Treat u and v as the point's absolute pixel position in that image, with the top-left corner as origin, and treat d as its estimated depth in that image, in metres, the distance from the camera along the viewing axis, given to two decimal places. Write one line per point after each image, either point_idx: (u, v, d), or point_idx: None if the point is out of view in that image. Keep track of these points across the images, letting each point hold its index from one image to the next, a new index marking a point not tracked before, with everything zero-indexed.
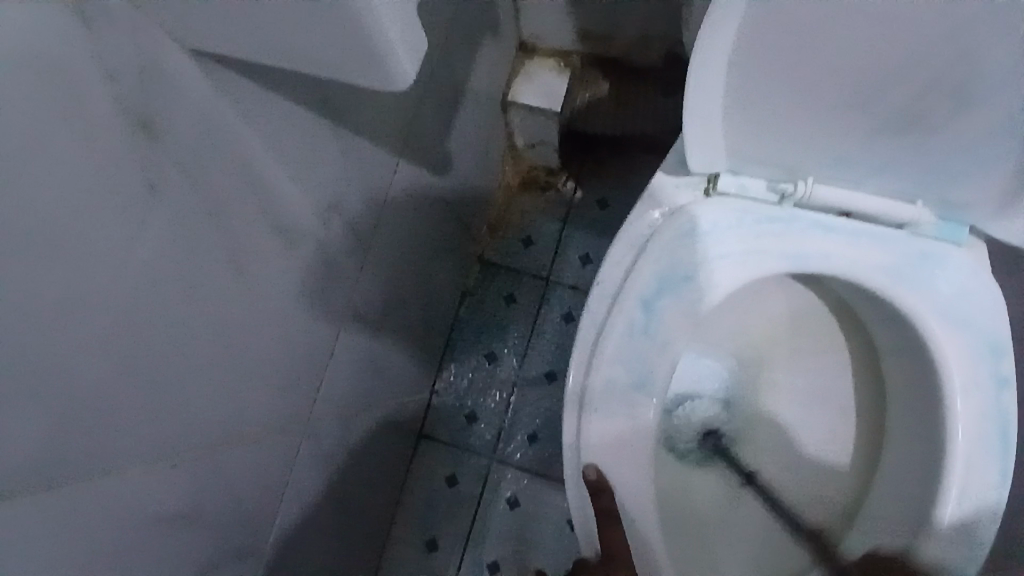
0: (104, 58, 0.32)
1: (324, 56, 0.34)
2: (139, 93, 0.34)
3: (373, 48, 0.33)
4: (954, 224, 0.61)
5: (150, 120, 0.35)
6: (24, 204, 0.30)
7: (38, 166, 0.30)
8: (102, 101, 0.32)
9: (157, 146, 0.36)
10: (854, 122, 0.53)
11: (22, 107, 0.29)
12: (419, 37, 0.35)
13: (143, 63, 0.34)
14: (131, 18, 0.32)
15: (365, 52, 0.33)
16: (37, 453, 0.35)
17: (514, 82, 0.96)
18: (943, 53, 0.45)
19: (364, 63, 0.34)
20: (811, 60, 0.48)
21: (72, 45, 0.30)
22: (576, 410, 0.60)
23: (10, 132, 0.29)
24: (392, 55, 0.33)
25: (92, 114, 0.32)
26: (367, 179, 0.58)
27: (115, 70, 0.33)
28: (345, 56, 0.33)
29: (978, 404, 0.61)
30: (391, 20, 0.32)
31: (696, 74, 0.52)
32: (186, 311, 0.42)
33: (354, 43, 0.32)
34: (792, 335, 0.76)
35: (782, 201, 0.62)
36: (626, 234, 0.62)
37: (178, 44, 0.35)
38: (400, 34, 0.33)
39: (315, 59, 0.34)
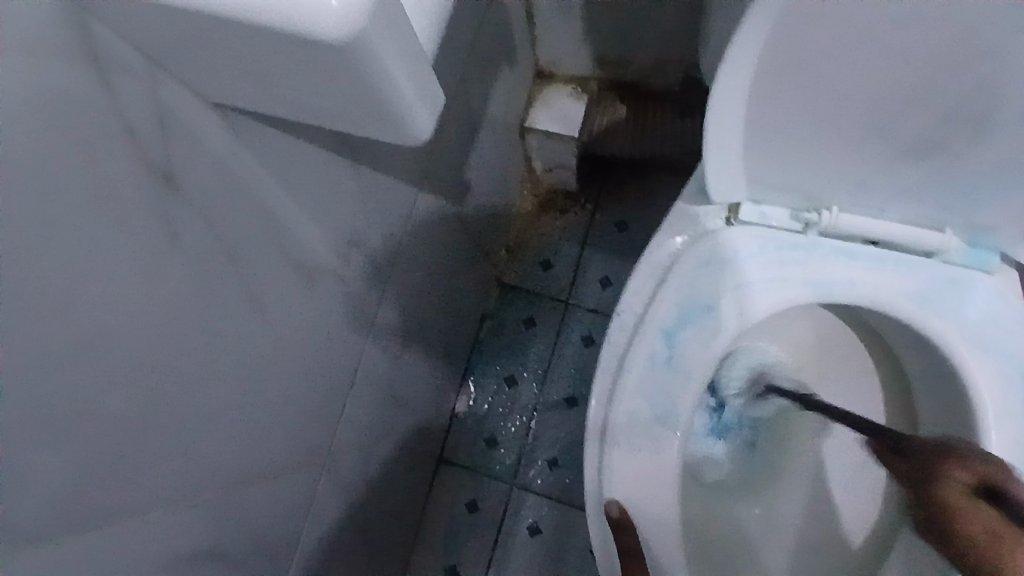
0: (128, 114, 0.32)
1: (342, 111, 0.34)
2: (160, 147, 0.34)
3: (393, 110, 0.33)
4: (982, 249, 0.60)
5: (170, 173, 0.35)
6: (46, 259, 0.30)
7: (62, 220, 0.31)
8: (125, 156, 0.33)
9: (177, 196, 0.36)
10: (893, 147, 0.52)
11: (56, 167, 0.30)
12: (439, 96, 0.35)
13: (162, 117, 0.34)
14: (152, 73, 0.33)
15: (388, 113, 0.33)
16: (62, 504, 0.35)
17: (532, 109, 0.97)
18: (965, 80, 0.45)
19: (379, 120, 0.34)
20: (829, 88, 0.48)
21: (95, 104, 0.31)
22: (596, 445, 0.59)
23: (50, 192, 0.30)
24: (411, 112, 0.33)
25: (116, 170, 0.32)
26: (386, 213, 0.59)
27: (137, 125, 0.33)
28: (362, 113, 0.34)
29: (1014, 435, 0.58)
30: (410, 83, 0.32)
31: (712, 103, 0.51)
32: (205, 354, 0.42)
33: (369, 103, 0.32)
34: (819, 360, 0.74)
35: (806, 228, 0.61)
36: (646, 263, 0.62)
37: (198, 98, 0.35)
38: (415, 92, 0.33)
39: (332, 112, 0.34)
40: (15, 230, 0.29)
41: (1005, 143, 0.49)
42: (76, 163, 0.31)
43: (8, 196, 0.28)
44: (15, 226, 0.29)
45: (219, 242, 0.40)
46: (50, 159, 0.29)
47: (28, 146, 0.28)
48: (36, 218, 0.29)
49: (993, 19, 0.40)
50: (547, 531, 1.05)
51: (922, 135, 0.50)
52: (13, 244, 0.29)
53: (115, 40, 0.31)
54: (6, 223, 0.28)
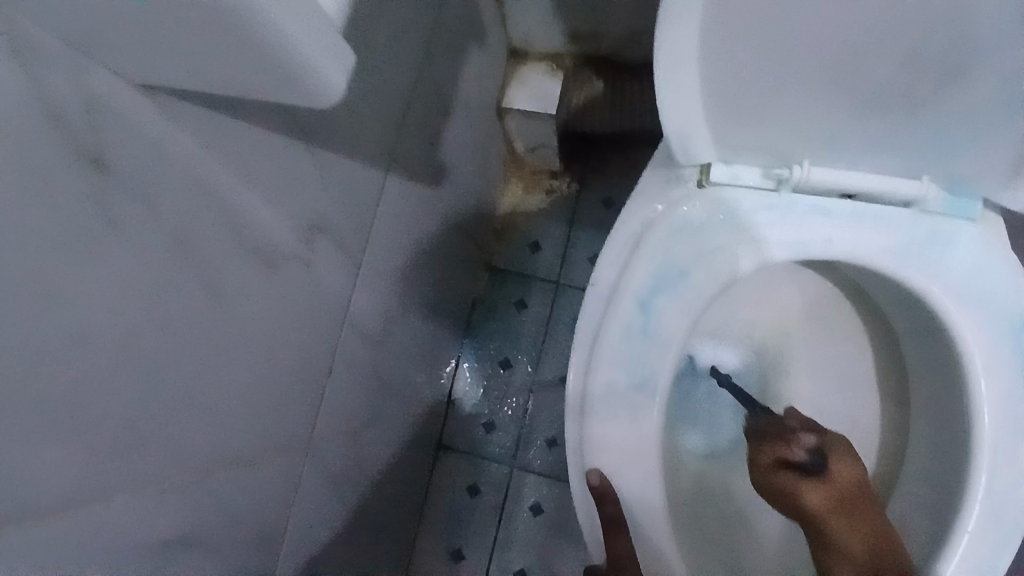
0: (51, 96, 0.32)
1: (251, 79, 0.33)
2: (89, 131, 0.34)
3: (309, 82, 0.33)
4: (964, 198, 0.58)
5: (100, 157, 0.35)
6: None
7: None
8: (52, 142, 0.32)
9: (112, 180, 0.36)
10: (857, 94, 0.51)
11: None
12: (351, 58, 0.35)
13: (88, 99, 0.33)
14: (73, 55, 0.32)
15: (305, 88, 0.34)
16: (27, 497, 0.35)
17: (507, 88, 0.96)
18: (925, 15, 0.43)
19: (286, 83, 0.33)
20: (781, 35, 0.46)
21: (14, 92, 0.30)
22: (576, 418, 0.59)
23: None
24: (326, 82, 0.34)
25: (44, 158, 0.32)
26: (352, 196, 0.58)
27: (62, 109, 0.32)
28: (268, 78, 0.33)
29: (1002, 384, 0.57)
30: (317, 48, 0.32)
31: (660, 60, 0.51)
32: (165, 343, 0.42)
33: (268, 64, 0.31)
34: (805, 321, 0.73)
35: (779, 186, 0.60)
36: (620, 232, 0.61)
37: (124, 78, 0.35)
38: (319, 51, 0.32)
39: (244, 81, 0.34)
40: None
41: (972, 82, 0.48)
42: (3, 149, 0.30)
43: None
44: None
45: (167, 226, 0.40)
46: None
47: None
48: None
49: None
50: (549, 511, 1.05)
51: (888, 80, 0.49)
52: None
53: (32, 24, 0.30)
54: None
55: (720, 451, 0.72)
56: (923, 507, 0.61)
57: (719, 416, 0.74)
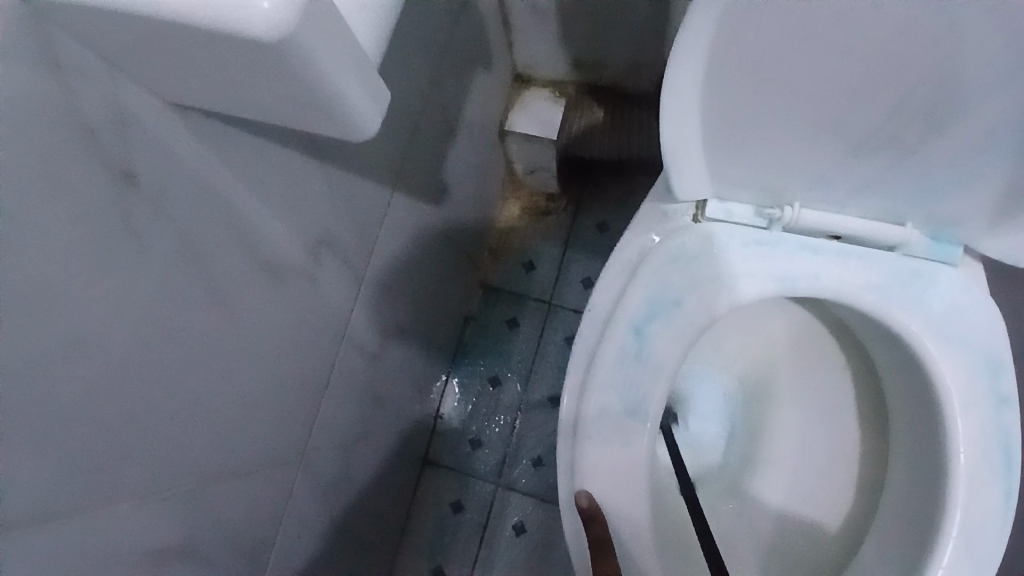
0: (87, 112, 0.33)
1: (284, 108, 0.35)
2: (121, 146, 0.35)
3: (349, 124, 0.36)
4: (944, 242, 0.61)
5: (129, 171, 0.36)
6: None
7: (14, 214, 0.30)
8: (86, 155, 0.33)
9: (138, 193, 0.37)
10: (846, 140, 0.53)
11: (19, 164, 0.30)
12: (386, 93, 0.37)
13: (121, 117, 0.35)
14: (111, 74, 0.34)
15: (345, 129, 0.36)
16: (30, 501, 0.36)
17: (510, 112, 0.99)
18: (910, 75, 0.46)
19: (319, 114, 0.35)
20: (779, 83, 0.49)
21: (52, 104, 0.31)
22: (568, 439, 0.60)
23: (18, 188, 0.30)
24: (365, 126, 0.36)
25: (76, 169, 0.33)
26: (358, 214, 0.60)
27: (97, 124, 0.34)
28: (303, 108, 0.34)
29: (978, 422, 0.59)
30: (353, 84, 0.33)
31: (666, 97, 0.53)
32: (174, 351, 0.43)
33: (304, 96, 0.33)
34: (790, 353, 0.75)
35: (770, 225, 0.62)
36: (617, 260, 0.63)
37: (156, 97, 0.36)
38: (355, 86, 0.34)
39: (276, 109, 0.35)
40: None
41: (954, 135, 0.51)
42: (38, 160, 0.31)
43: None
44: None
45: (185, 238, 0.41)
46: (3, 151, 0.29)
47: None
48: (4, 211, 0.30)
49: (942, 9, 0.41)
50: (532, 531, 1.05)
51: (876, 128, 0.52)
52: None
53: (66, 36, 0.31)
54: None
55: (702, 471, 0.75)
56: (901, 542, 0.63)
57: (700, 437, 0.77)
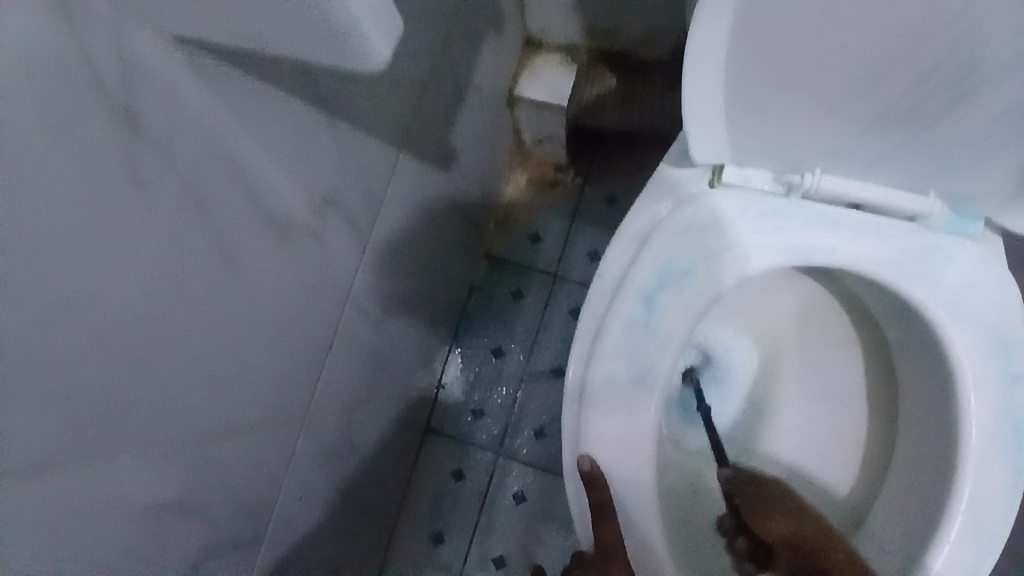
0: (88, 49, 0.31)
1: None
2: (124, 88, 0.34)
3: (346, 51, 0.36)
4: (966, 216, 0.60)
5: (134, 114, 0.35)
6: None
7: (11, 150, 0.29)
8: (90, 96, 0.32)
9: (141, 139, 0.35)
10: (874, 108, 0.51)
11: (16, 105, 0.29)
12: (400, 32, 0.36)
13: (125, 55, 0.33)
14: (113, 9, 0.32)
15: (342, 57, 0.37)
16: (26, 455, 0.35)
17: (521, 77, 0.96)
18: (948, 37, 0.44)
19: None
20: (810, 47, 0.47)
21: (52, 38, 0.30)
22: (574, 408, 0.60)
23: (15, 130, 0.29)
24: (361, 59, 0.37)
25: (79, 108, 0.31)
26: (365, 175, 0.58)
27: (99, 63, 0.32)
28: None
29: (990, 401, 0.58)
30: None
31: (688, 65, 0.50)
32: (176, 307, 0.42)
33: None
34: (799, 329, 0.74)
35: (789, 192, 0.61)
36: (628, 227, 0.61)
37: (159, 33, 0.35)
38: None
39: None
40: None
41: (989, 104, 0.48)
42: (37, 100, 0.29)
43: None
44: None
45: (189, 190, 0.40)
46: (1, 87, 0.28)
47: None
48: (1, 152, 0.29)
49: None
50: (532, 501, 1.06)
51: (907, 94, 0.49)
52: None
53: None
54: None
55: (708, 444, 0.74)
56: (909, 517, 0.62)
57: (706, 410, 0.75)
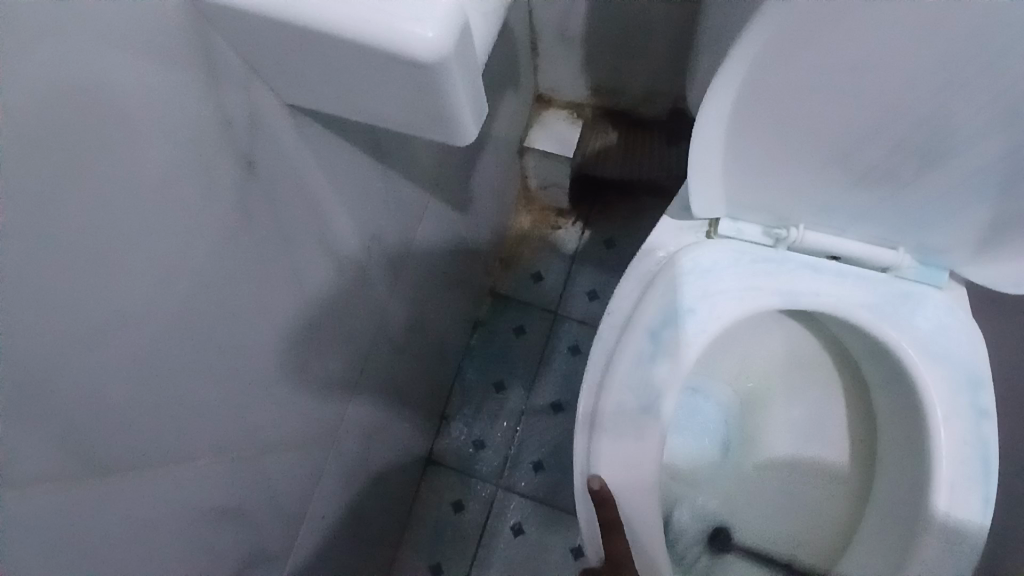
0: (220, 108, 0.39)
1: (401, 112, 0.41)
2: (242, 139, 0.41)
3: (453, 130, 0.42)
4: (933, 267, 0.68)
5: (248, 162, 0.42)
6: (132, 215, 0.35)
7: (150, 189, 0.36)
8: (215, 148, 0.40)
9: (249, 179, 0.43)
10: (848, 173, 0.60)
11: (160, 152, 0.36)
12: (484, 107, 0.43)
13: (246, 115, 0.41)
14: (241, 79, 0.40)
15: (452, 137, 0.42)
16: (116, 450, 0.40)
17: (531, 130, 1.04)
18: (909, 118, 0.53)
19: (434, 120, 0.41)
20: (796, 121, 0.56)
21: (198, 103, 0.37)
22: (585, 434, 0.66)
23: (155, 170, 0.36)
24: (468, 137, 0.43)
25: (207, 159, 0.39)
26: (402, 215, 0.65)
27: (227, 121, 0.40)
28: (420, 114, 0.40)
29: (962, 433, 0.65)
30: (464, 96, 0.39)
31: (697, 127, 0.58)
32: (242, 327, 0.48)
33: (428, 102, 0.39)
34: (789, 368, 0.81)
35: (777, 243, 0.69)
36: (635, 271, 0.69)
37: (275, 98, 0.42)
38: (466, 99, 0.40)
39: (391, 113, 0.41)
40: (110, 187, 0.33)
41: (948, 172, 0.57)
42: (173, 148, 0.37)
43: (127, 174, 0.34)
44: (125, 201, 0.35)
45: (268, 223, 0.46)
46: (156, 140, 0.36)
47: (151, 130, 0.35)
48: (143, 191, 0.36)
49: (938, 62, 0.47)
50: (529, 532, 1.09)
51: (876, 162, 0.58)
52: (107, 203, 0.34)
53: (215, 43, 0.37)
54: (117, 197, 0.34)
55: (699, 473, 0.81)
56: (892, 544, 0.67)
57: (698, 443, 0.82)
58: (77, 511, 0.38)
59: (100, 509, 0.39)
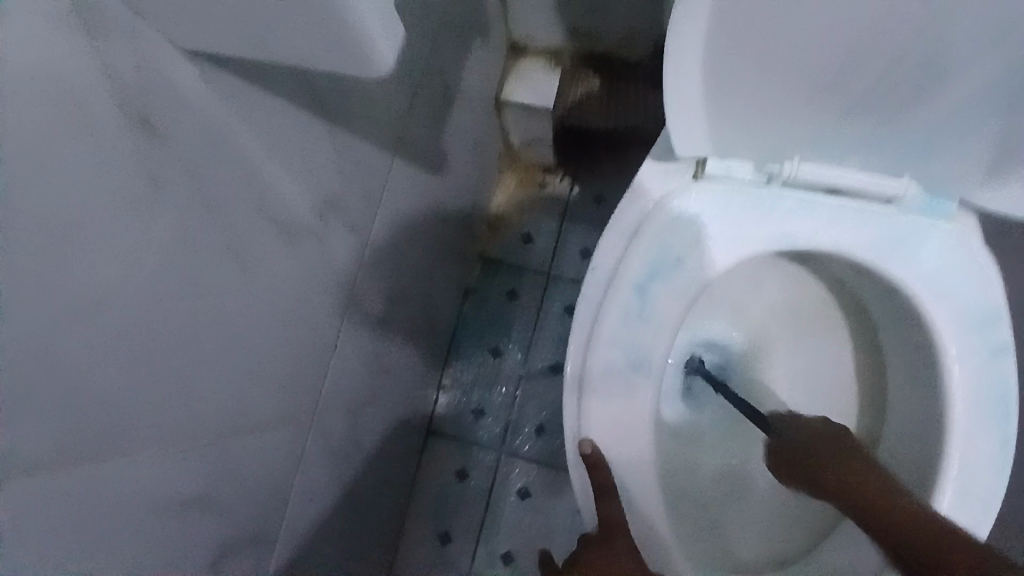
0: (108, 58, 0.34)
1: (306, 43, 0.38)
2: (139, 95, 0.36)
3: (364, 57, 0.39)
4: (939, 199, 0.63)
5: (149, 120, 0.37)
6: (29, 191, 0.31)
7: (54, 159, 0.32)
8: (116, 108, 0.35)
9: (155, 142, 0.38)
10: (846, 96, 0.54)
11: (55, 114, 0.31)
12: (397, 31, 0.41)
13: (140, 66, 0.36)
14: (128, 23, 0.35)
15: (365, 71, 0.41)
16: (55, 458, 0.36)
17: (507, 81, 0.98)
18: (912, 27, 0.47)
19: (339, 48, 0.38)
20: (779, 39, 0.50)
21: (82, 53, 0.32)
22: (575, 396, 0.62)
23: (50, 139, 0.31)
24: (386, 74, 0.42)
25: (109, 122, 0.34)
26: (363, 177, 0.61)
27: (120, 74, 0.35)
28: (323, 43, 0.38)
29: (973, 373, 0.61)
30: (368, 15, 0.37)
31: (668, 55, 0.52)
32: (189, 309, 0.44)
33: (329, 28, 0.36)
34: (788, 315, 0.77)
35: (769, 181, 0.63)
36: (619, 220, 0.63)
37: (173, 46, 0.37)
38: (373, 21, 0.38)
39: (297, 46, 0.38)
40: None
41: (952, 86, 0.51)
42: (71, 114, 0.32)
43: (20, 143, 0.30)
44: (22, 178, 0.30)
45: (201, 191, 0.42)
46: (46, 104, 0.31)
47: (39, 93, 0.30)
48: (44, 162, 0.31)
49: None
50: (535, 496, 1.07)
51: (875, 81, 0.52)
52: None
53: None
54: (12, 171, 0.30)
55: (704, 428, 0.76)
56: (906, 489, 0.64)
57: (697, 400, 0.77)
58: (17, 518, 0.34)
59: (44, 518, 0.36)
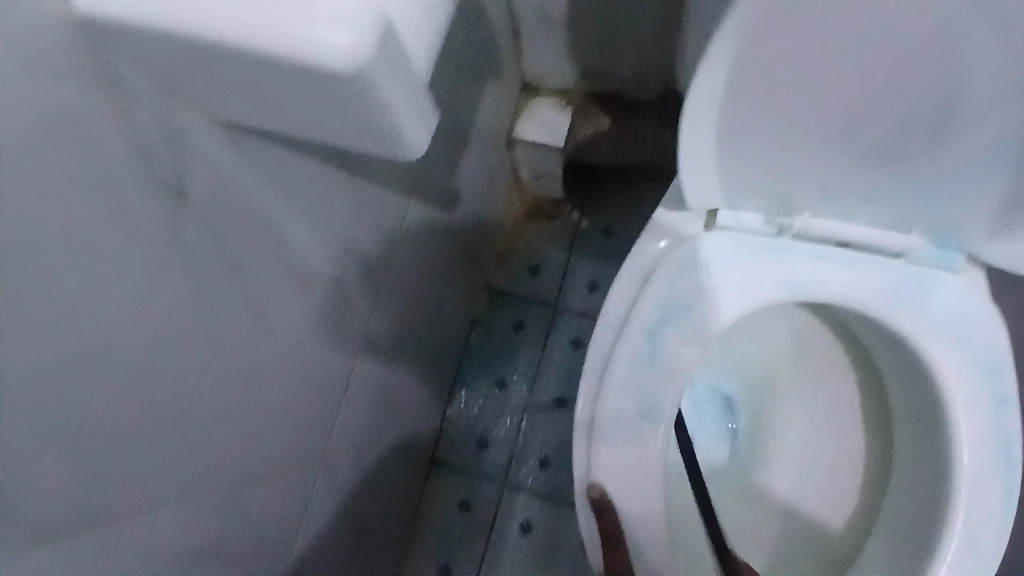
0: (138, 131, 0.36)
1: (336, 125, 0.38)
2: (172, 163, 0.39)
3: (398, 144, 0.40)
4: (948, 248, 0.63)
5: (180, 188, 0.40)
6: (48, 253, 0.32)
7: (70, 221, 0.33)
8: (142, 176, 0.37)
9: (185, 211, 0.40)
10: (853, 154, 0.55)
11: (77, 182, 0.33)
12: (429, 115, 0.41)
13: (172, 137, 0.38)
14: (157, 99, 0.37)
15: (397, 153, 0.42)
16: (64, 514, 0.37)
17: (518, 119, 1.00)
18: (916, 94, 0.48)
19: (373, 135, 0.39)
20: (787, 102, 0.51)
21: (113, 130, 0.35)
22: (583, 442, 0.62)
23: (73, 207, 0.33)
24: (416, 153, 0.42)
25: (129, 189, 0.36)
26: (378, 221, 0.61)
27: (151, 145, 0.37)
28: (356, 130, 0.38)
29: (979, 423, 0.61)
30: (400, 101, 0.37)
31: (686, 111, 0.54)
32: (202, 359, 0.45)
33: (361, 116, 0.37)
34: (796, 359, 0.77)
35: (780, 232, 0.64)
36: (630, 267, 0.64)
37: (208, 119, 0.40)
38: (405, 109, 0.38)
39: (327, 125, 0.38)
40: (14, 223, 0.30)
41: (959, 149, 0.52)
42: (97, 185, 0.35)
43: (40, 212, 0.32)
44: (44, 241, 0.32)
45: (221, 246, 0.44)
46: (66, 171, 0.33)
47: (62, 164, 0.32)
48: (61, 226, 0.33)
49: (946, 26, 0.43)
50: (539, 531, 1.07)
51: (882, 141, 0.53)
52: (18, 243, 0.31)
53: (120, 59, 0.35)
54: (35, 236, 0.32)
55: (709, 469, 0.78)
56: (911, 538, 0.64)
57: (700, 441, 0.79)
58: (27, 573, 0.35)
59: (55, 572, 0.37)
